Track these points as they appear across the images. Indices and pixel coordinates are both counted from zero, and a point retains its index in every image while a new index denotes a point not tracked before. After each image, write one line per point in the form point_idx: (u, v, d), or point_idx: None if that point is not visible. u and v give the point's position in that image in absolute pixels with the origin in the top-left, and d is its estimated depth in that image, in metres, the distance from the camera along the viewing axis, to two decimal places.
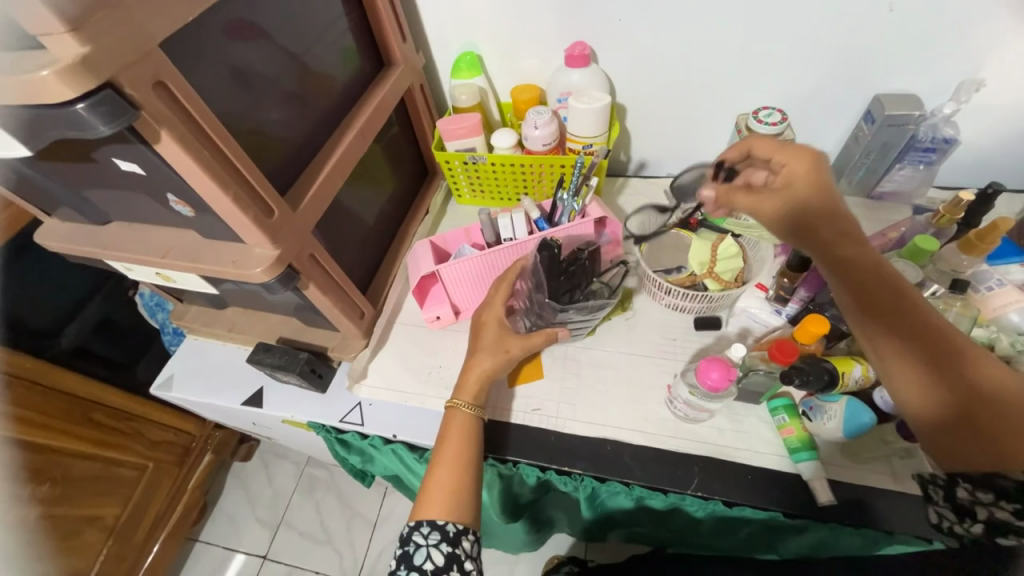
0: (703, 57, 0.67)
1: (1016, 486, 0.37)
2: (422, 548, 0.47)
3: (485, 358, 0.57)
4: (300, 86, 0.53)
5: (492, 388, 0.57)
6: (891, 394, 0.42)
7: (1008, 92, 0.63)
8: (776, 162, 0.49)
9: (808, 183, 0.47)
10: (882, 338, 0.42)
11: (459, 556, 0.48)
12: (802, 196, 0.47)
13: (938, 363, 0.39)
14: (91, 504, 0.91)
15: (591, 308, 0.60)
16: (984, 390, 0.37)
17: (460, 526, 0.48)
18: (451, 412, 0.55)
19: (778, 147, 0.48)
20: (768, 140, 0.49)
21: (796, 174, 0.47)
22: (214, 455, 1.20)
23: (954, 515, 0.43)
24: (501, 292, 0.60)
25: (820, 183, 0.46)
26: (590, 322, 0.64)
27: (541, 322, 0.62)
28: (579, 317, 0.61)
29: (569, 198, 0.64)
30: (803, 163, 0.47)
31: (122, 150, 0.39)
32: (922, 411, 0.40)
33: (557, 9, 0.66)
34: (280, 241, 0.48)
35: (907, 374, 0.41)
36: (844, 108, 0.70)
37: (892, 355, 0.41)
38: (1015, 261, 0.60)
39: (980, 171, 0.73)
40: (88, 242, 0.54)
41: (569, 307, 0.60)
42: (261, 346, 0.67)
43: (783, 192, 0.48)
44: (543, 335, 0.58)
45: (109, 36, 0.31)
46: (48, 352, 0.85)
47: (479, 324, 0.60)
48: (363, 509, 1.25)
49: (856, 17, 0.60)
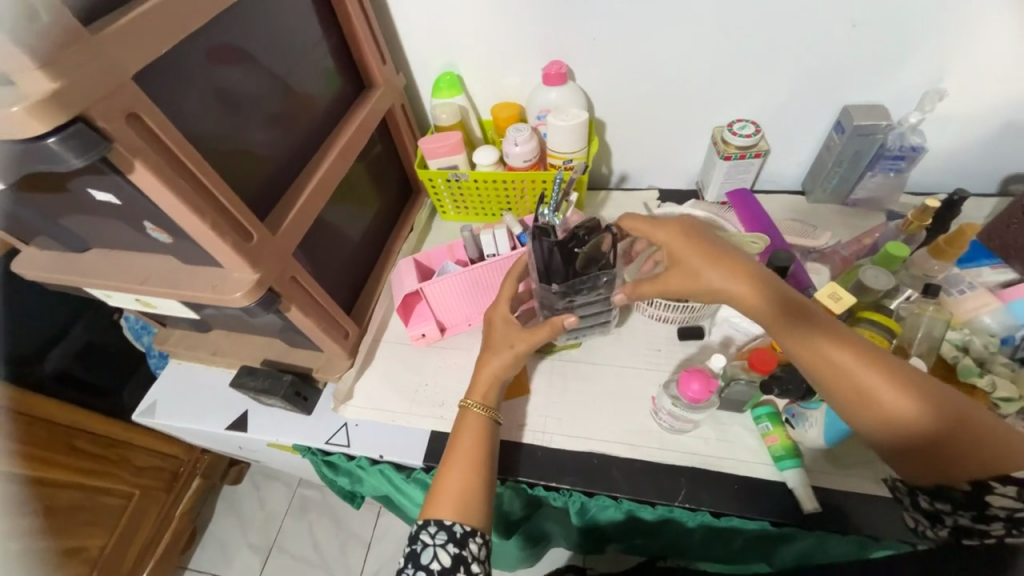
0: (678, 72, 0.69)
1: (965, 495, 0.38)
2: (428, 547, 0.47)
3: (495, 357, 0.56)
4: (278, 110, 0.53)
5: (503, 389, 0.57)
6: (881, 434, 0.42)
7: (969, 101, 0.66)
8: (654, 237, 0.54)
9: (699, 243, 0.51)
10: (851, 381, 0.42)
11: (465, 558, 0.46)
12: (704, 252, 0.50)
13: (916, 387, 0.40)
14: (74, 536, 0.89)
15: (597, 289, 0.58)
16: (953, 418, 0.39)
17: (467, 528, 0.47)
18: (464, 413, 0.55)
19: (650, 227, 0.54)
20: (638, 222, 0.55)
21: (679, 243, 0.52)
22: (203, 479, 1.18)
23: (924, 520, 0.41)
24: (505, 293, 0.60)
25: (705, 244, 0.51)
26: (605, 307, 0.61)
27: (553, 311, 0.60)
28: (585, 298, 0.59)
29: (550, 213, 0.61)
30: (677, 234, 0.52)
31: (97, 181, 0.39)
32: (910, 442, 0.40)
33: (533, 29, 0.67)
34: (259, 265, 0.48)
35: (893, 415, 0.40)
36: (816, 119, 0.71)
37: (883, 392, 0.41)
38: (986, 263, 0.63)
39: (949, 177, 0.75)
40: (66, 269, 0.54)
41: (560, 288, 0.56)
42: (244, 369, 0.67)
43: (686, 260, 0.51)
44: (548, 327, 0.56)
45: (80, 72, 0.31)
46: (29, 379, 0.84)
47: (488, 325, 0.59)
48: (356, 529, 1.23)
49: (820, 31, 0.62)
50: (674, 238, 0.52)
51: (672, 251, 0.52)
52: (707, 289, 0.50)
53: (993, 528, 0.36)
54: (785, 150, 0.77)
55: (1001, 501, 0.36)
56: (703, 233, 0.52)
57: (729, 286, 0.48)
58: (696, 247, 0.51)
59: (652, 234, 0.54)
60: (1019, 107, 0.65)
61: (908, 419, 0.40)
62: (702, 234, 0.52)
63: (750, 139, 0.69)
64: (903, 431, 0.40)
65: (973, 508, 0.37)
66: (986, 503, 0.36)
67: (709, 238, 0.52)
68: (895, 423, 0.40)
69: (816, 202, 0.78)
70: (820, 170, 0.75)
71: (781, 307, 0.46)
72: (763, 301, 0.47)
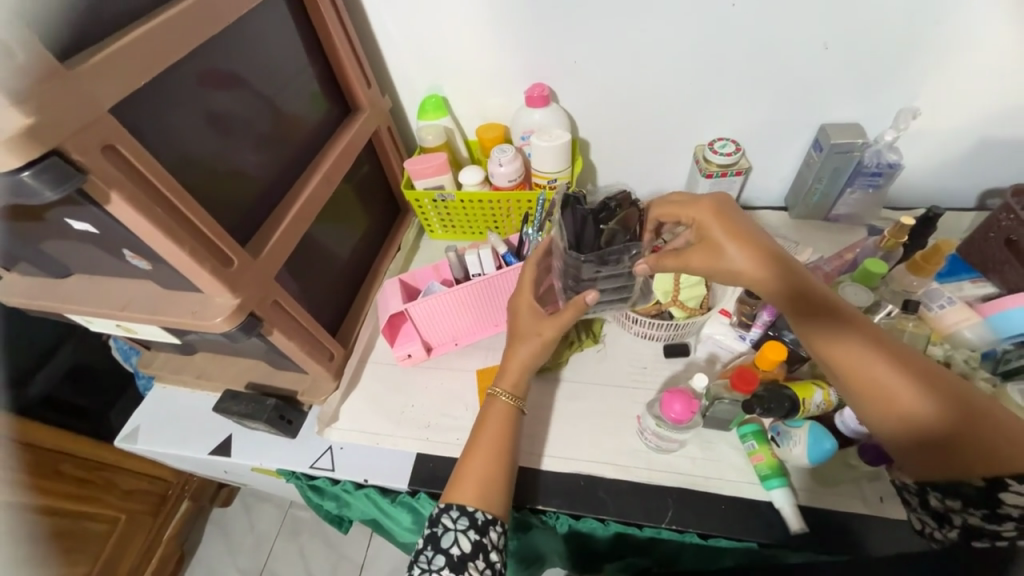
0: (659, 92, 0.70)
1: (979, 491, 0.38)
2: (449, 531, 0.46)
3: (524, 345, 0.57)
4: (262, 135, 0.54)
5: (532, 377, 0.58)
6: (887, 421, 0.42)
7: (943, 118, 0.67)
8: (683, 218, 0.56)
9: (729, 224, 0.52)
10: (863, 364, 0.43)
11: (486, 545, 0.47)
12: (733, 232, 0.52)
13: (927, 379, 0.41)
14: (57, 563, 0.86)
15: (624, 259, 0.54)
16: (965, 412, 0.39)
17: (488, 516, 0.48)
18: (490, 401, 0.56)
19: (680, 207, 0.55)
20: (666, 207, 0.56)
21: (710, 223, 0.53)
22: (192, 502, 1.16)
23: (933, 521, 0.43)
24: (527, 279, 0.60)
25: (735, 225, 0.52)
26: (627, 282, 0.58)
27: (576, 285, 0.57)
28: (611, 271, 0.55)
29: (534, 233, 0.66)
30: (710, 212, 0.53)
31: (75, 212, 0.39)
32: (917, 432, 0.41)
33: (516, 52, 0.69)
34: (240, 290, 0.48)
35: (901, 402, 0.41)
36: (796, 136, 0.73)
37: (891, 378, 0.42)
38: (966, 276, 0.64)
39: (928, 192, 0.77)
40: (47, 295, 0.53)
41: (589, 257, 0.53)
42: (227, 393, 0.66)
43: (712, 241, 0.53)
44: (572, 307, 0.55)
45: (55, 107, 0.32)
46: (14, 403, 0.83)
47: (513, 312, 0.59)
48: (348, 551, 1.20)
49: (796, 52, 0.63)
50: (706, 214, 0.54)
51: (700, 233, 0.54)
52: (727, 270, 0.52)
53: (1002, 527, 0.37)
54: (766, 167, 0.78)
55: (1014, 499, 0.36)
56: (734, 214, 0.54)
57: (753, 268, 0.50)
58: (726, 226, 0.52)
59: (681, 215, 0.56)
60: (990, 123, 0.66)
61: (914, 407, 0.41)
62: (733, 216, 0.53)
63: (730, 157, 0.70)
64: (908, 418, 0.41)
65: (985, 506, 0.38)
66: (999, 501, 0.36)
67: (740, 219, 0.53)
68: (902, 409, 0.41)
69: (798, 218, 0.79)
70: (801, 187, 0.76)
71: (802, 289, 0.49)
72: (785, 281, 0.49)
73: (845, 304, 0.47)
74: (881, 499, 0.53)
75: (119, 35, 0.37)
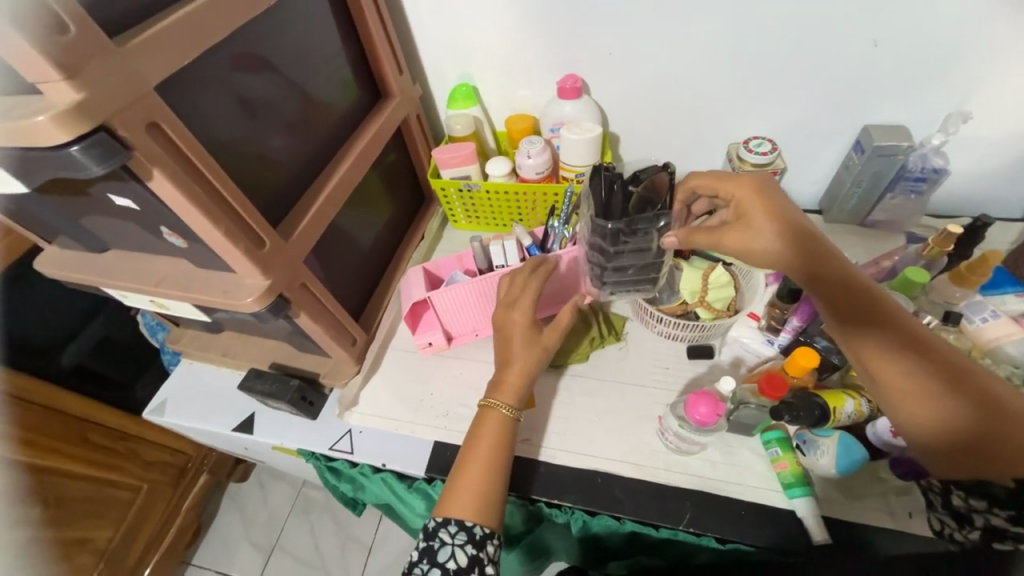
0: (695, 86, 0.68)
1: (1008, 492, 0.41)
2: (446, 546, 0.47)
3: (518, 364, 0.56)
4: (296, 117, 0.54)
5: (530, 389, 0.56)
6: (906, 416, 0.41)
7: (995, 124, 0.64)
8: (722, 194, 0.55)
9: (766, 204, 0.52)
10: (888, 354, 0.43)
11: (481, 560, 0.48)
12: (769, 213, 0.52)
13: (954, 377, 0.40)
14: (83, 526, 0.90)
15: (652, 229, 0.53)
16: (991, 411, 0.38)
17: (486, 530, 0.49)
18: (488, 411, 0.55)
19: (720, 180, 0.54)
20: (706, 178, 0.55)
21: (750, 200, 0.52)
22: (210, 476, 1.19)
23: (954, 522, 0.47)
24: (527, 302, 0.58)
25: (772, 206, 0.52)
26: (654, 257, 0.57)
27: (602, 254, 0.57)
28: (637, 241, 0.54)
29: (559, 226, 0.66)
30: (752, 190, 0.52)
31: (117, 187, 0.40)
32: (939, 429, 0.40)
33: (549, 43, 0.68)
34: (271, 272, 0.48)
35: (923, 397, 0.40)
36: (835, 137, 0.70)
37: (914, 371, 0.41)
38: (1010, 290, 0.60)
39: (974, 200, 0.73)
40: (84, 269, 0.55)
41: (614, 224, 0.52)
42: (251, 372, 0.68)
43: (747, 220, 0.52)
44: (567, 317, 0.59)
45: (103, 82, 0.32)
46: (47, 371, 0.86)
47: (505, 334, 0.58)
48: (358, 532, 1.23)
49: (841, 50, 0.61)
50: (747, 191, 0.53)
51: (737, 211, 0.54)
52: (758, 250, 0.51)
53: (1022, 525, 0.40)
54: (802, 168, 0.75)
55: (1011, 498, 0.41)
56: (775, 194, 0.53)
57: (785, 250, 0.50)
58: (764, 206, 0.52)
59: (720, 190, 0.54)
60: None
61: (934, 401, 0.40)
62: (772, 197, 0.52)
63: (766, 157, 0.67)
64: (929, 412, 0.40)
65: (1012, 508, 0.41)
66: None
67: (781, 201, 0.52)
68: (923, 403, 0.40)
69: (833, 221, 0.76)
70: (838, 191, 0.73)
71: (832, 275, 0.48)
72: (816, 264, 0.49)
73: (877, 293, 0.46)
74: (910, 514, 0.51)
75: (162, 15, 0.37)
